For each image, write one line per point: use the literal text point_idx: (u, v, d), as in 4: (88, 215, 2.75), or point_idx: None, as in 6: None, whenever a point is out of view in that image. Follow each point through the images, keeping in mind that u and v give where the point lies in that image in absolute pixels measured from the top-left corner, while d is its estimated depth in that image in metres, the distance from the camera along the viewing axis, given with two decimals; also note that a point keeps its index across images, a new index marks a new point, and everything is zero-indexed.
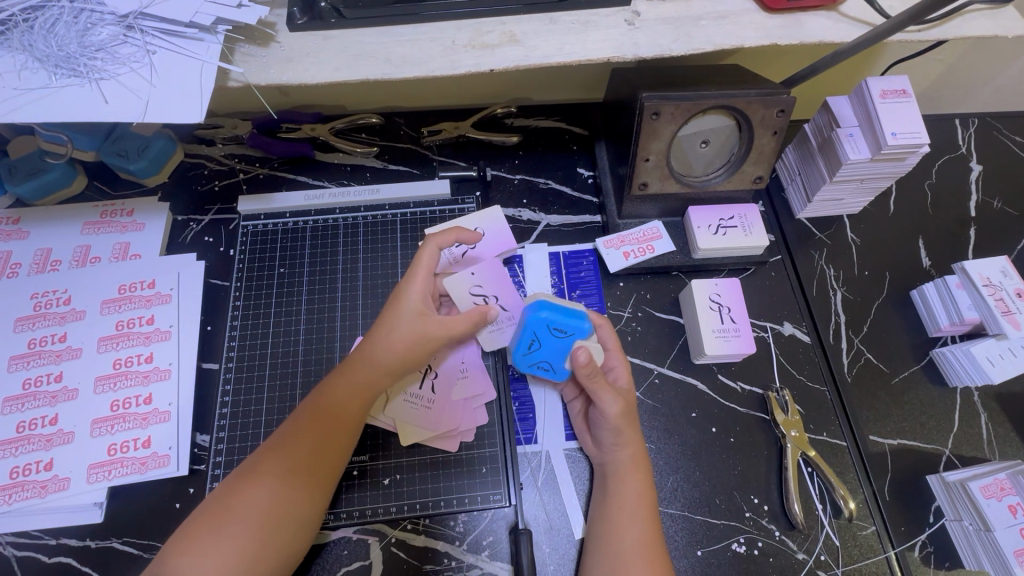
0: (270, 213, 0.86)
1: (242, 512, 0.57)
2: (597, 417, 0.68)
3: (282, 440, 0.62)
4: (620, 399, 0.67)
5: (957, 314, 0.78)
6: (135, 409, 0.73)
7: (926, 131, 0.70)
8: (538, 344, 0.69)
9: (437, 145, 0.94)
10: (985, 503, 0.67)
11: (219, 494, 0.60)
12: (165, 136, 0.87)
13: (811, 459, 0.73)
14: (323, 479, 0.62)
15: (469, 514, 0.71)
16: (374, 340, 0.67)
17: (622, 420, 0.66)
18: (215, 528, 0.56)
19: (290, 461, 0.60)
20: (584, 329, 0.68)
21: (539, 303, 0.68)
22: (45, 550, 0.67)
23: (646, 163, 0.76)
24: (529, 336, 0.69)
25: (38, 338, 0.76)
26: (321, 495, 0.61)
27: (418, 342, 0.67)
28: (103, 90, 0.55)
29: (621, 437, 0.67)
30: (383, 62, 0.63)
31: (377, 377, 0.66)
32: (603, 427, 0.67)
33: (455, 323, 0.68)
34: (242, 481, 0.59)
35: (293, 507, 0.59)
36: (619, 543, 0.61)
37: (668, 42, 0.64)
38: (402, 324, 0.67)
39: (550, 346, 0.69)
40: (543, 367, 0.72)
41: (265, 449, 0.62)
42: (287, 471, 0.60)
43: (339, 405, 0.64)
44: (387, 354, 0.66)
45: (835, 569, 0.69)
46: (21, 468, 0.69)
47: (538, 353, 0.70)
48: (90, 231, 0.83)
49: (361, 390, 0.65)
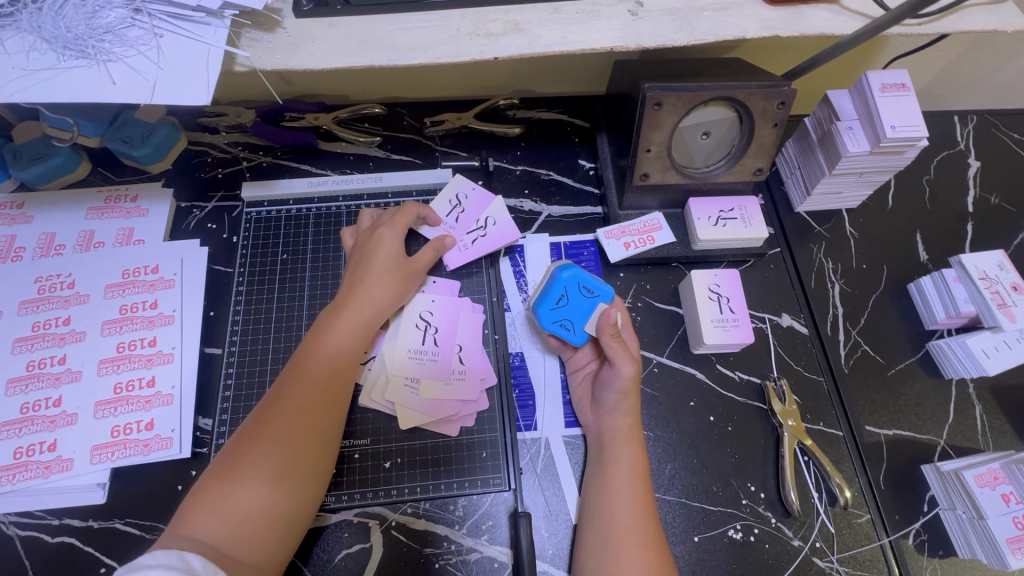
0: (273, 200, 0.87)
1: (242, 492, 0.57)
2: (607, 380, 0.69)
3: (271, 410, 0.63)
4: (633, 364, 0.68)
5: (954, 306, 0.79)
6: (138, 392, 0.73)
7: (925, 124, 0.71)
8: (566, 299, 0.74)
9: (439, 135, 0.94)
10: (979, 491, 0.68)
11: (209, 473, 0.59)
12: (170, 123, 0.88)
13: (808, 447, 0.74)
14: (317, 449, 0.63)
15: (469, 499, 0.71)
16: (359, 293, 0.72)
17: (630, 384, 0.68)
18: (211, 502, 0.56)
19: (284, 434, 0.61)
20: (607, 293, 0.75)
21: (568, 264, 0.76)
22: (47, 530, 0.68)
23: (647, 153, 0.77)
24: (559, 288, 0.75)
25: (43, 320, 0.76)
26: (319, 471, 0.63)
27: (397, 274, 0.74)
28: (111, 71, 0.56)
29: (625, 404, 0.68)
30: (388, 50, 0.63)
31: (362, 328, 0.70)
32: (611, 390, 0.68)
33: (425, 255, 0.77)
34: (234, 459, 0.59)
35: (295, 485, 0.60)
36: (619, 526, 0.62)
37: (671, 33, 0.65)
38: (380, 263, 0.74)
39: (573, 305, 0.74)
40: (563, 328, 0.74)
41: (248, 429, 0.62)
42: (278, 435, 0.61)
43: (326, 365, 0.67)
44: (372, 298, 0.72)
45: (830, 556, 0.70)
46: (25, 448, 0.70)
47: (563, 309, 0.74)
48: (95, 216, 0.83)
49: (345, 348, 0.68)
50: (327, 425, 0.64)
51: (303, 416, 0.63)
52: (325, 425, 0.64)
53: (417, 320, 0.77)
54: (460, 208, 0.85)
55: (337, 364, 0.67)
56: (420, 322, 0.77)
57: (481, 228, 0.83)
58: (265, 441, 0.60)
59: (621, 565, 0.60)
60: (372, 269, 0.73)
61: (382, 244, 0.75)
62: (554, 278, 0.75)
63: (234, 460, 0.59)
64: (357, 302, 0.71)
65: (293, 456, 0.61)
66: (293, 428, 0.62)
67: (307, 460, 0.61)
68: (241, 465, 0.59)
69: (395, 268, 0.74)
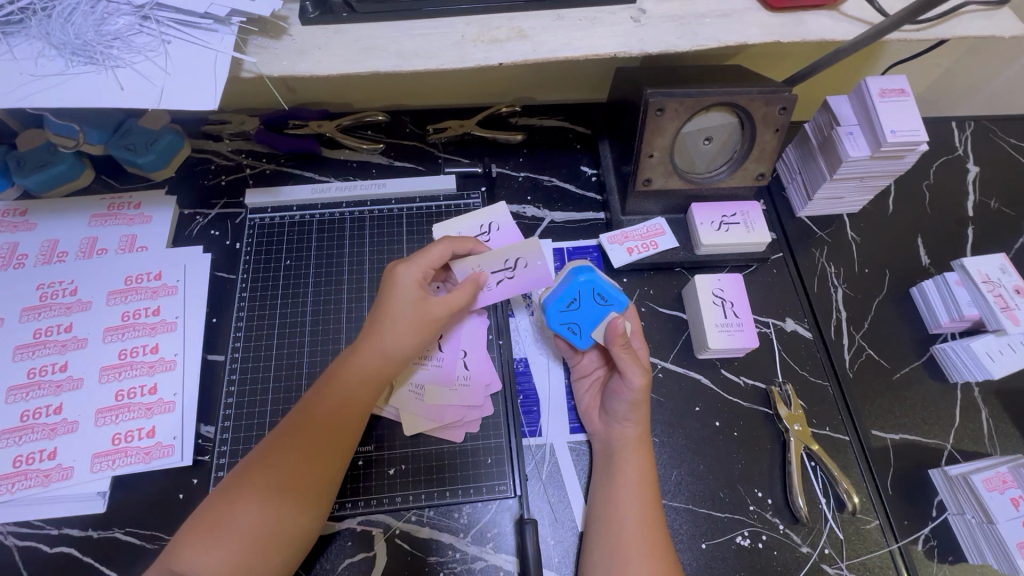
0: (277, 207, 0.87)
1: (242, 516, 0.57)
2: (617, 391, 0.68)
3: (274, 444, 0.62)
4: (644, 374, 0.67)
5: (957, 310, 0.78)
6: (140, 399, 0.73)
7: (925, 129, 0.72)
8: (579, 302, 0.73)
9: (442, 142, 0.95)
10: (988, 495, 0.67)
11: (210, 500, 0.60)
12: (174, 131, 0.89)
13: (815, 452, 0.73)
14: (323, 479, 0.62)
15: (474, 506, 0.71)
16: (377, 326, 0.68)
17: (641, 395, 0.67)
18: (217, 523, 0.57)
19: (288, 462, 0.60)
20: (620, 301, 0.73)
21: (585, 267, 0.74)
22: (46, 540, 0.67)
23: (650, 159, 0.77)
24: (573, 292, 0.73)
25: (44, 327, 0.76)
26: (319, 504, 0.61)
27: (418, 322, 0.68)
28: (119, 77, 0.56)
29: (635, 414, 0.68)
30: (394, 56, 0.64)
31: (382, 365, 0.67)
32: (622, 400, 0.68)
33: (455, 299, 0.69)
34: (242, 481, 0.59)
35: (292, 519, 0.59)
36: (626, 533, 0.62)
37: (673, 39, 0.65)
38: (402, 308, 0.68)
39: (584, 309, 0.73)
40: (569, 331, 0.73)
41: (249, 460, 0.62)
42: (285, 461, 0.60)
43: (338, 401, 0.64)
44: (392, 336, 0.67)
45: (839, 562, 0.69)
46: (25, 456, 0.69)
47: (574, 312, 0.73)
48: (98, 223, 0.83)
49: (355, 390, 0.65)
50: (330, 464, 0.62)
51: (305, 454, 0.61)
52: (327, 462, 0.62)
53: None
54: (484, 236, 0.80)
55: (346, 406, 0.65)
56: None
57: (482, 234, 0.80)
58: (263, 475, 0.59)
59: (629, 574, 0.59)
60: (394, 306, 0.68)
61: (403, 284, 0.69)
62: (568, 281, 0.74)
63: (236, 488, 0.59)
64: (371, 346, 0.67)
65: (291, 493, 0.59)
66: (294, 465, 0.60)
67: (306, 495, 0.60)
68: (239, 497, 0.58)
69: (416, 311, 0.68)
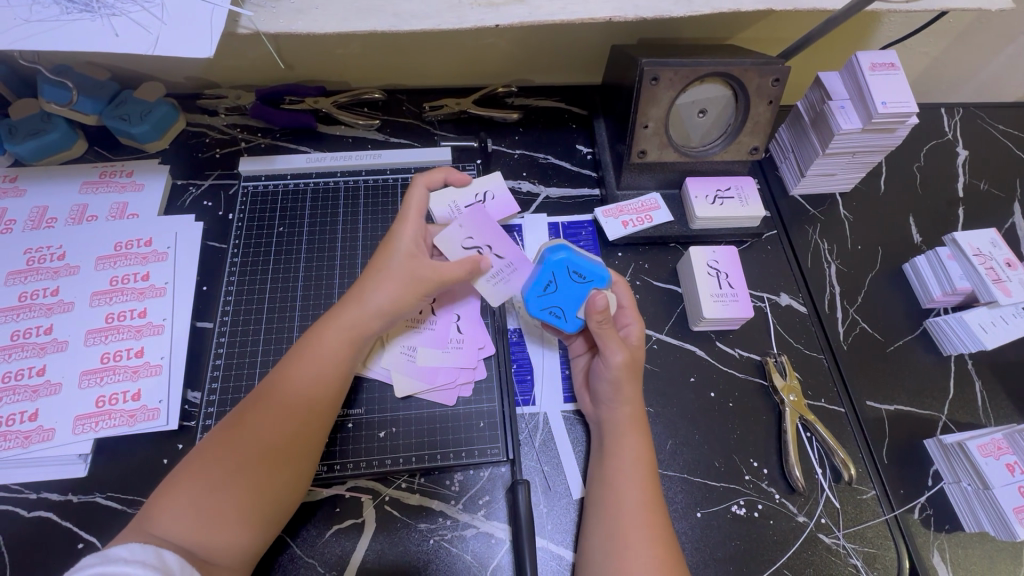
0: (271, 175, 0.87)
1: (212, 484, 0.55)
2: (600, 369, 0.67)
3: (250, 410, 0.60)
4: (625, 352, 0.65)
5: (949, 283, 0.79)
6: (126, 362, 0.71)
7: (914, 100, 0.72)
8: (556, 284, 0.68)
9: (438, 120, 0.95)
10: (983, 461, 0.67)
11: (183, 462, 0.57)
12: (169, 103, 0.88)
13: (810, 423, 0.72)
14: (300, 454, 0.60)
15: (465, 473, 0.69)
16: (363, 291, 0.66)
17: (623, 373, 0.65)
18: (187, 490, 0.54)
19: (263, 431, 0.58)
20: (602, 275, 0.68)
21: (559, 245, 0.68)
22: (24, 504, 0.65)
23: (645, 130, 0.77)
24: (548, 274, 0.68)
25: (30, 291, 0.74)
26: (306, 460, 0.60)
27: (407, 286, 0.66)
28: (114, 25, 0.56)
29: (621, 393, 0.66)
30: (392, 17, 0.64)
31: (363, 329, 0.65)
32: (604, 380, 0.66)
33: (445, 269, 0.67)
34: (213, 449, 0.57)
35: (269, 486, 0.57)
36: (626, 510, 0.60)
37: (668, 5, 0.67)
38: (390, 272, 0.67)
39: (565, 289, 0.69)
40: (554, 315, 0.70)
41: (223, 426, 0.59)
42: (257, 432, 0.58)
43: (318, 369, 0.63)
44: (377, 299, 0.66)
45: (835, 532, 0.68)
46: (5, 418, 0.67)
47: (553, 295, 0.69)
48: (89, 190, 0.83)
49: (334, 354, 0.64)
50: (307, 431, 0.61)
51: (284, 413, 0.60)
52: (311, 417, 0.61)
53: None
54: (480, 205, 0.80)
55: (328, 368, 0.63)
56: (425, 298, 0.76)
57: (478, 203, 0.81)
58: (241, 436, 0.58)
59: (628, 557, 0.57)
60: (381, 270, 0.67)
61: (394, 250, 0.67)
62: (544, 261, 0.68)
63: (207, 453, 0.57)
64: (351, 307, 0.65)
65: (266, 464, 0.57)
66: (270, 433, 0.58)
67: (284, 463, 0.58)
68: (208, 465, 0.56)
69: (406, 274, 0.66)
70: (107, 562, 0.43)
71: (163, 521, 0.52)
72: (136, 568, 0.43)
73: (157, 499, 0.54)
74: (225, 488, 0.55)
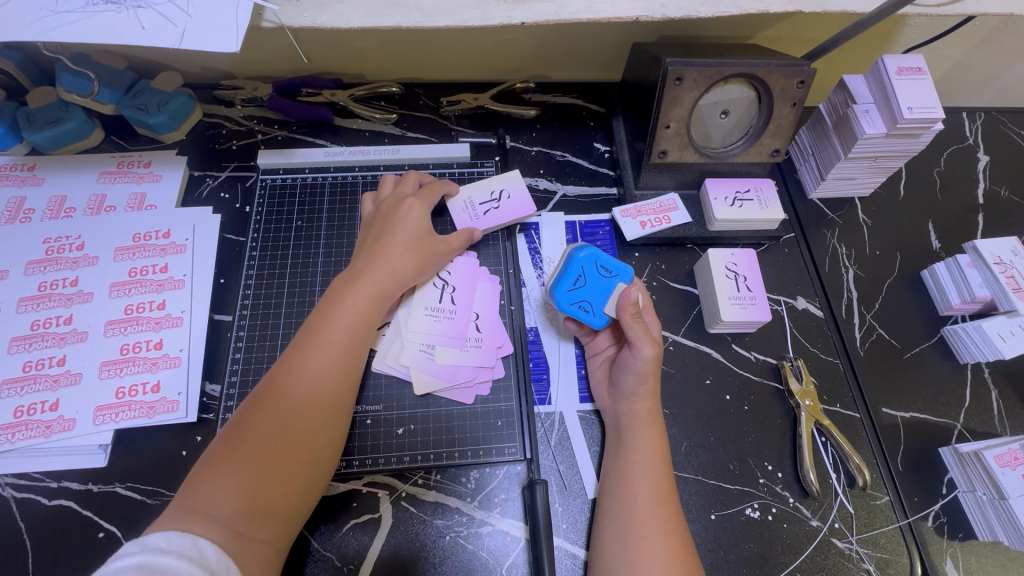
0: (288, 168, 0.86)
1: (251, 467, 0.53)
2: (626, 362, 0.67)
3: (277, 391, 0.58)
4: (653, 346, 0.66)
5: (969, 291, 0.79)
6: (145, 353, 0.72)
7: (941, 106, 0.72)
8: (583, 280, 0.70)
9: (455, 115, 0.95)
10: (999, 471, 0.67)
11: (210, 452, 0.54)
12: (186, 94, 0.87)
13: (825, 428, 0.72)
14: (331, 425, 0.60)
15: (481, 471, 0.70)
16: (380, 260, 0.68)
17: (650, 367, 0.66)
18: (225, 476, 0.52)
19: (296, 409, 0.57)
20: (626, 273, 0.71)
21: (583, 244, 0.72)
22: (45, 493, 0.65)
23: (666, 130, 0.77)
24: (576, 269, 0.71)
25: (49, 281, 0.75)
26: (338, 428, 0.61)
27: (421, 254, 0.70)
28: (140, 17, 0.55)
29: (643, 387, 0.66)
30: (416, 12, 0.64)
31: (383, 296, 0.66)
32: (630, 372, 0.66)
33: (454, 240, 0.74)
34: (245, 433, 0.55)
35: (306, 463, 0.57)
36: (640, 502, 0.60)
37: (696, 5, 0.66)
38: (404, 241, 0.70)
39: (593, 285, 0.70)
40: (582, 310, 0.70)
41: (249, 409, 0.57)
42: (291, 411, 0.57)
43: (342, 340, 0.62)
44: (397, 267, 0.68)
45: (849, 537, 0.69)
46: (26, 407, 0.68)
47: (582, 290, 0.70)
48: (107, 180, 0.83)
49: (358, 324, 0.64)
50: (337, 404, 0.61)
51: (314, 389, 0.59)
52: (341, 390, 0.61)
53: (434, 279, 0.77)
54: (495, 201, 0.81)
55: (350, 338, 0.63)
56: (437, 280, 0.77)
57: (494, 201, 0.81)
58: (273, 418, 0.56)
59: (642, 553, 0.57)
60: (393, 240, 0.69)
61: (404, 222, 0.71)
62: (568, 259, 0.72)
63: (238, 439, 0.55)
64: (376, 272, 0.67)
65: (302, 441, 0.57)
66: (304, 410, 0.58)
67: (316, 438, 0.58)
68: (243, 452, 0.54)
69: (417, 243, 0.71)
70: (144, 551, 0.44)
71: (210, 505, 0.50)
72: (172, 559, 0.44)
73: (190, 493, 0.51)
74: (268, 466, 0.54)
